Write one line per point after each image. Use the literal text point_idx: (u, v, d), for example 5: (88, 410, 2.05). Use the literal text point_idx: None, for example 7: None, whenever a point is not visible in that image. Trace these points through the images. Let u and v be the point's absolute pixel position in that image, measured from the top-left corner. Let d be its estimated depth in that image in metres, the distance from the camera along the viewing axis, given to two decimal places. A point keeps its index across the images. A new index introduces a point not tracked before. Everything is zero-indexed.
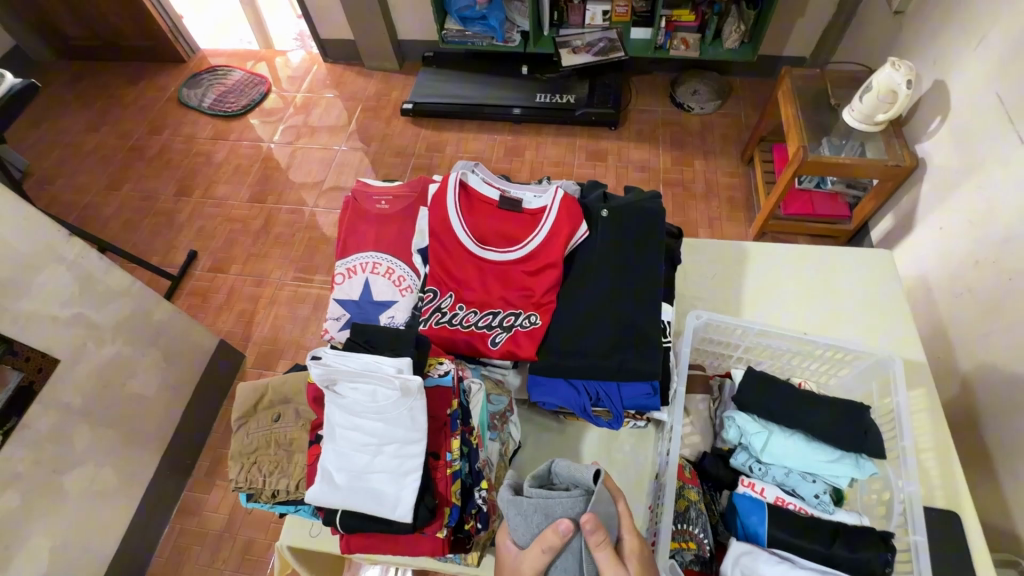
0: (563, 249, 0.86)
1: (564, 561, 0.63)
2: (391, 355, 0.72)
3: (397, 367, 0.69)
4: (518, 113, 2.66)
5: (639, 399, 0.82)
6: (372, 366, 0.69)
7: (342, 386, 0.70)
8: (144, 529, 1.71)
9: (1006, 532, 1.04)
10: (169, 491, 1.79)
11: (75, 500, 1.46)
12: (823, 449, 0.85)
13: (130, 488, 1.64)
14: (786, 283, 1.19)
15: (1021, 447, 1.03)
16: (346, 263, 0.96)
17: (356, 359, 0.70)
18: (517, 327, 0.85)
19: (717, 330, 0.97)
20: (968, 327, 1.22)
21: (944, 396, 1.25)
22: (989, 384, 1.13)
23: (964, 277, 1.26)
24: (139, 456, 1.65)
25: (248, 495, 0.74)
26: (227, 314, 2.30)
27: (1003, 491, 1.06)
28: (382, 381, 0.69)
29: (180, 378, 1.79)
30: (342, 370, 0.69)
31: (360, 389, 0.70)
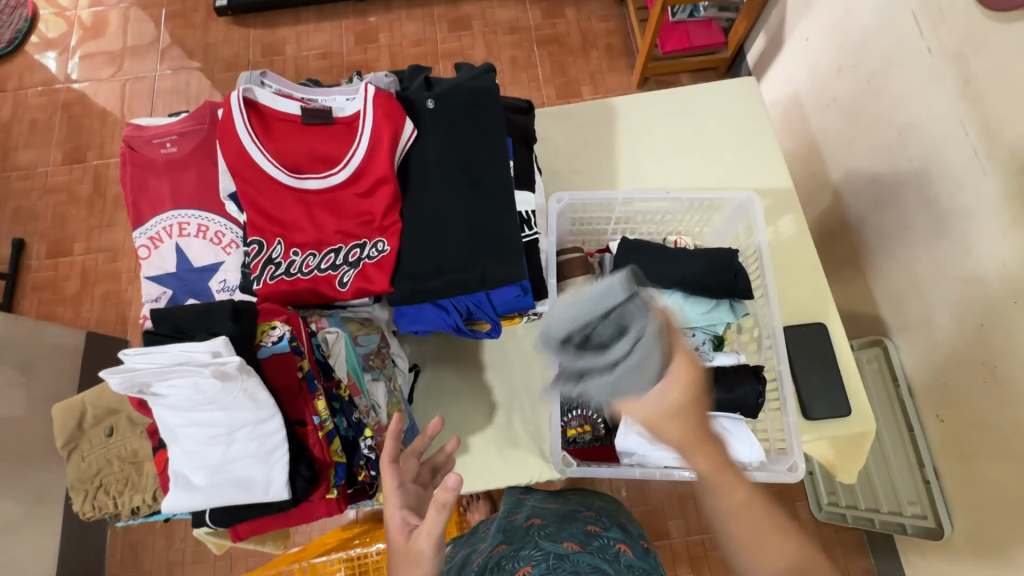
0: (392, 159, 0.73)
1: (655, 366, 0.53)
2: (206, 336, 0.61)
3: (209, 350, 0.58)
4: None
5: (511, 302, 0.77)
6: (177, 357, 0.58)
7: (155, 387, 0.59)
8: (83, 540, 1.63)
9: (871, 318, 1.15)
10: None
11: None
12: (699, 302, 0.85)
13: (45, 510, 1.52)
14: (657, 139, 1.14)
15: (883, 241, 1.10)
16: (146, 231, 0.80)
17: (157, 355, 0.58)
18: (364, 259, 0.75)
19: (586, 207, 0.92)
20: (834, 138, 1.23)
21: (819, 209, 1.31)
22: (855, 188, 1.17)
23: (830, 87, 1.23)
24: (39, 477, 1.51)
25: (106, 519, 0.67)
26: (91, 300, 2.01)
27: (869, 284, 1.15)
28: (199, 372, 0.59)
29: (53, 385, 1.59)
30: (144, 373, 0.58)
31: (178, 385, 0.59)
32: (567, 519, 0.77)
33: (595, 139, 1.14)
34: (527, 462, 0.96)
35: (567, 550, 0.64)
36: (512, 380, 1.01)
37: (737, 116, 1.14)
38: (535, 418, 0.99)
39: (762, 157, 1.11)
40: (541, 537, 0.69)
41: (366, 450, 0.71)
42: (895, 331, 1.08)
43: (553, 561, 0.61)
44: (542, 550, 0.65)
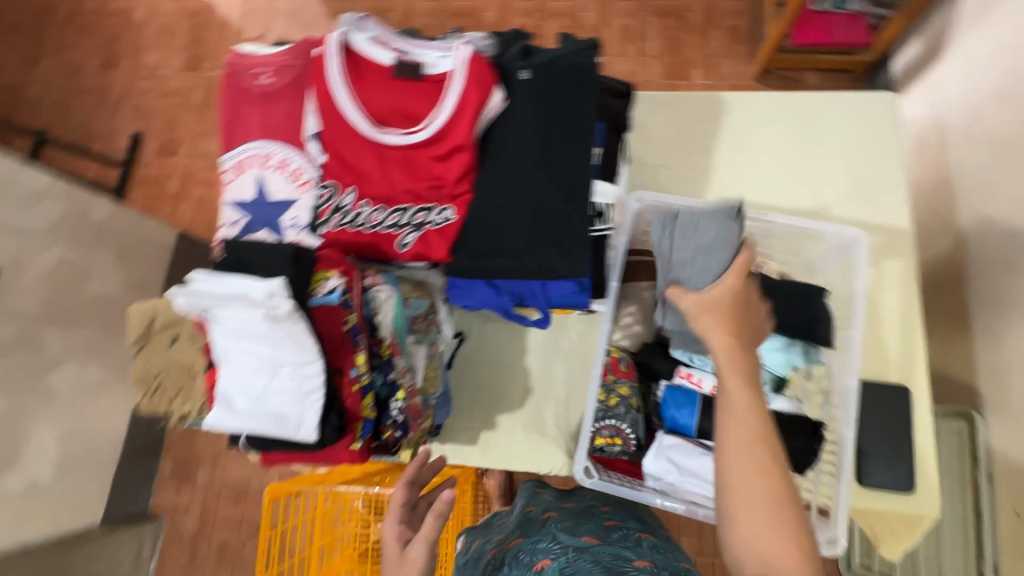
0: (474, 127, 0.70)
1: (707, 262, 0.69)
2: (263, 275, 0.63)
3: (265, 290, 0.61)
4: None
5: (566, 297, 0.75)
6: (238, 291, 0.61)
7: (215, 313, 0.63)
8: None
9: (965, 389, 1.02)
10: None
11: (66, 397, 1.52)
12: (769, 336, 0.76)
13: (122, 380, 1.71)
14: (762, 147, 1.03)
15: (1001, 307, 0.95)
16: (233, 156, 0.82)
17: (221, 284, 0.61)
18: (428, 224, 0.75)
19: (666, 212, 0.84)
20: (974, 178, 1.06)
21: (934, 254, 1.15)
22: (985, 240, 1.01)
23: (986, 116, 1.05)
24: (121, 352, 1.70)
25: (162, 415, 0.75)
26: (186, 201, 2.18)
27: (972, 351, 1.01)
28: (257, 306, 0.61)
29: (143, 273, 1.75)
30: (207, 300, 0.61)
31: (234, 316, 0.62)
32: (583, 514, 0.71)
33: (693, 135, 1.05)
34: (549, 452, 0.96)
35: (587, 543, 0.60)
36: (552, 369, 0.99)
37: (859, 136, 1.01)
38: (567, 412, 0.97)
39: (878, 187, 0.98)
40: (560, 528, 0.64)
41: (395, 411, 0.73)
42: (990, 408, 0.95)
43: (572, 555, 0.57)
44: (558, 541, 0.61)
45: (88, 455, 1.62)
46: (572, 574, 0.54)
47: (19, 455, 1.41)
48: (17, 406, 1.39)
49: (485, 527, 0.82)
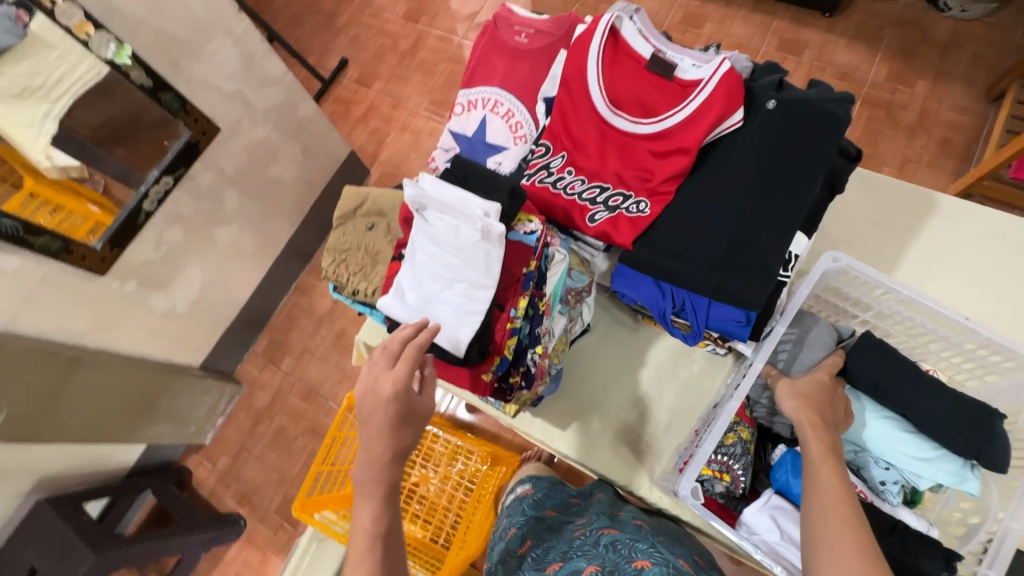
0: (704, 136, 0.73)
1: (809, 351, 0.78)
2: (482, 198, 0.69)
3: (486, 210, 0.67)
4: None
5: (727, 324, 0.74)
6: (462, 201, 0.68)
7: (430, 213, 0.70)
8: (269, 293, 2.05)
9: None
10: (291, 269, 2.10)
11: (220, 251, 1.74)
12: (920, 443, 0.73)
13: (262, 256, 1.93)
14: (964, 260, 0.95)
15: None
16: (469, 94, 0.91)
17: (450, 191, 0.69)
18: (622, 210, 0.78)
19: (854, 282, 0.80)
20: None
21: None
22: None
23: None
24: (271, 232, 1.91)
25: (334, 285, 0.82)
26: (363, 129, 2.41)
27: None
28: (467, 220, 0.68)
29: (313, 174, 1.96)
30: (433, 199, 0.69)
31: (447, 222, 0.70)
32: (673, 537, 0.74)
33: (893, 222, 0.99)
34: (632, 469, 0.96)
35: (685, 569, 0.63)
36: (661, 392, 0.99)
37: None
38: (661, 438, 0.96)
39: None
40: (658, 541, 0.69)
41: (530, 362, 0.77)
42: None
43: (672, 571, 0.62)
44: (660, 552, 0.66)
45: (215, 306, 1.84)
46: None
47: (171, 283, 1.63)
48: (187, 243, 1.62)
49: (556, 493, 0.94)
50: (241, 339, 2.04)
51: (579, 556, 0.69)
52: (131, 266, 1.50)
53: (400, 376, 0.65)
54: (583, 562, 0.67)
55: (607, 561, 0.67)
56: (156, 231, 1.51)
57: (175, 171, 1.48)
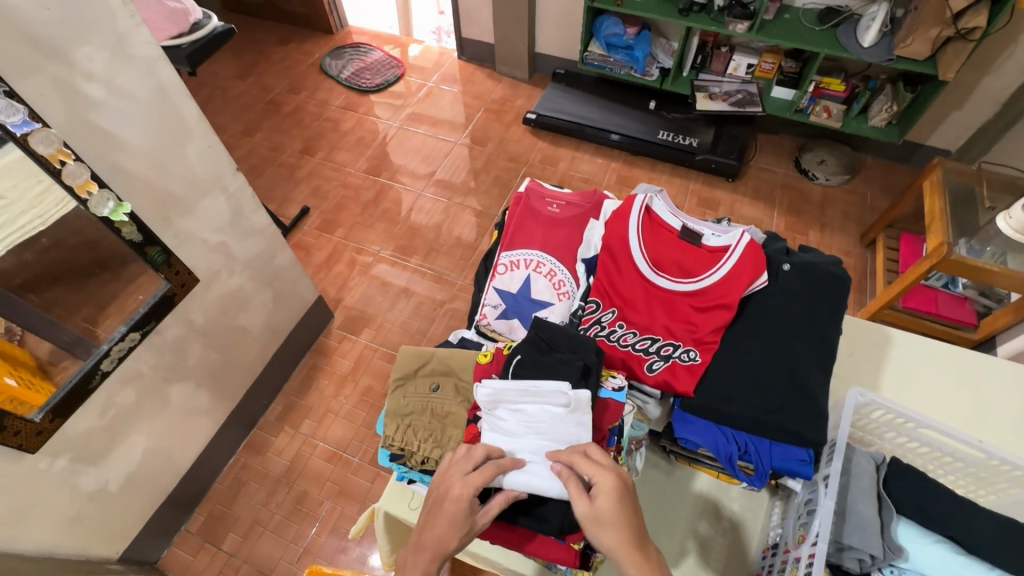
0: (741, 293, 0.84)
1: (858, 481, 0.84)
2: (572, 355, 0.74)
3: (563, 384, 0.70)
4: (613, 138, 2.71)
5: (791, 463, 0.79)
6: (536, 384, 0.70)
7: (504, 409, 0.72)
8: (215, 455, 1.80)
9: None
10: (243, 425, 1.89)
11: (172, 410, 1.54)
12: (976, 565, 0.79)
13: (216, 412, 1.73)
14: (930, 384, 1.12)
15: None
16: (511, 255, 0.99)
17: (520, 380, 0.72)
18: (675, 358, 0.85)
19: (874, 413, 0.91)
20: None
21: None
22: None
23: None
24: (230, 384, 1.74)
25: (396, 455, 0.76)
26: (324, 272, 2.41)
27: None
28: (549, 400, 0.70)
29: (280, 320, 1.88)
30: (508, 394, 0.71)
31: (526, 409, 0.71)
32: None
33: (865, 354, 1.16)
34: None
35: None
36: (712, 536, 0.97)
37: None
38: None
39: None
40: None
41: None
42: None
43: None
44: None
45: (154, 477, 1.57)
46: None
47: (108, 453, 1.39)
48: (138, 405, 1.42)
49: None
50: (173, 515, 1.71)
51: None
52: (67, 439, 1.27)
53: (469, 489, 0.64)
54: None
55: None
56: (106, 394, 1.33)
57: (143, 325, 1.35)
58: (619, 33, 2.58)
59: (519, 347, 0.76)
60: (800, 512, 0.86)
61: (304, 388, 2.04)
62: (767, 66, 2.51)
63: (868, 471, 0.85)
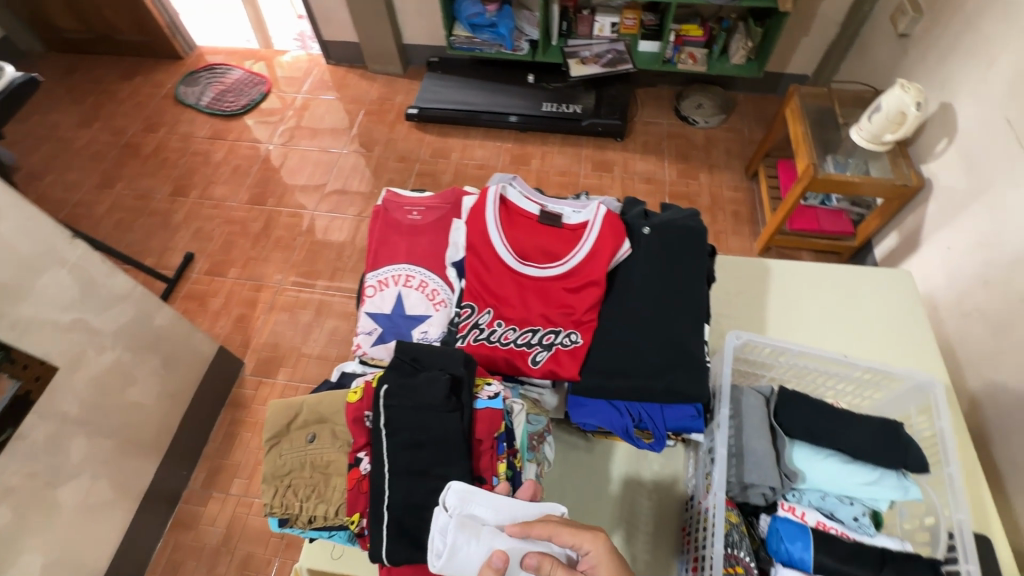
0: (606, 266, 0.84)
1: (750, 419, 0.87)
2: (439, 370, 0.71)
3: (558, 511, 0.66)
4: (515, 120, 2.66)
5: (683, 421, 0.81)
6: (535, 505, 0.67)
7: (475, 510, 0.64)
8: (137, 544, 1.65)
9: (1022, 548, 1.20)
10: (164, 503, 1.73)
11: (68, 514, 1.39)
12: (861, 470, 0.84)
13: (125, 499, 1.57)
14: (810, 308, 1.19)
15: None
16: (377, 275, 0.94)
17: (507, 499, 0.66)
18: (558, 345, 0.83)
19: (756, 350, 0.96)
20: (1006, 370, 1.33)
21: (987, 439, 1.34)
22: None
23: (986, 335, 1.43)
24: (134, 465, 1.59)
25: (281, 520, 0.71)
26: (225, 318, 2.24)
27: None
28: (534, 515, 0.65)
29: (180, 384, 1.73)
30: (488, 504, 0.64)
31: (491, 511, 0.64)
32: None
33: (748, 290, 1.21)
34: None
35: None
36: (636, 501, 0.99)
37: (892, 302, 1.19)
38: (657, 551, 0.94)
39: (914, 346, 1.13)
40: None
41: None
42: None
43: None
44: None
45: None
46: None
47: None
48: (20, 521, 1.26)
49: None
50: None
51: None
52: None
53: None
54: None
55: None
56: None
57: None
58: (480, 12, 2.53)
59: (386, 375, 0.71)
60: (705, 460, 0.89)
61: (226, 448, 1.90)
62: (629, 23, 2.56)
63: (757, 407, 0.89)
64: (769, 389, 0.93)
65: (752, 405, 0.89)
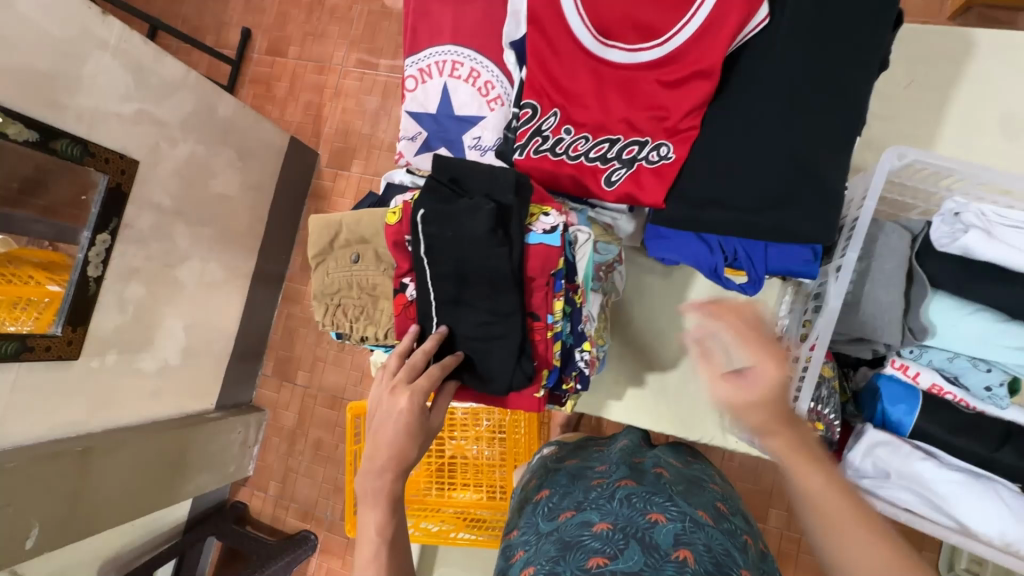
0: (727, 46, 0.59)
1: (882, 263, 0.69)
2: (482, 197, 0.58)
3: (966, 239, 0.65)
4: None
5: (791, 265, 0.65)
6: (879, 272, 0.69)
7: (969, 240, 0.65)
8: (252, 337, 1.48)
9: None
10: (260, 307, 1.48)
11: (170, 338, 1.21)
12: (1017, 332, 0.66)
13: (219, 322, 1.35)
14: (1019, 108, 0.83)
15: None
16: (417, 61, 0.74)
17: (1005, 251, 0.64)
18: (641, 161, 0.65)
19: (918, 173, 0.70)
20: None
21: None
22: None
23: None
24: (220, 282, 1.32)
25: (337, 334, 0.72)
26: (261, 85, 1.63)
27: None
28: (885, 282, 0.68)
29: (262, 177, 1.38)
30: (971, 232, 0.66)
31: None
32: (696, 484, 0.72)
33: (926, 80, 0.86)
34: (700, 418, 0.91)
35: (704, 519, 0.63)
36: None
37: None
38: None
39: None
40: (678, 492, 0.67)
41: (581, 363, 0.69)
42: None
43: (688, 525, 0.61)
44: (677, 505, 0.64)
45: (227, 390, 1.44)
46: (686, 544, 0.58)
47: (111, 409, 1.12)
48: (137, 323, 1.12)
49: (576, 486, 0.71)
50: (239, 385, 1.47)
51: (584, 550, 0.58)
52: (81, 386, 1.04)
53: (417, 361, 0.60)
54: (597, 545, 0.58)
55: (621, 516, 0.62)
56: (101, 333, 1.06)
57: (95, 252, 0.99)
58: None
59: (421, 200, 0.59)
60: (807, 305, 0.75)
61: None
62: None
63: (902, 249, 0.69)
64: (920, 222, 0.72)
65: (883, 248, 0.69)
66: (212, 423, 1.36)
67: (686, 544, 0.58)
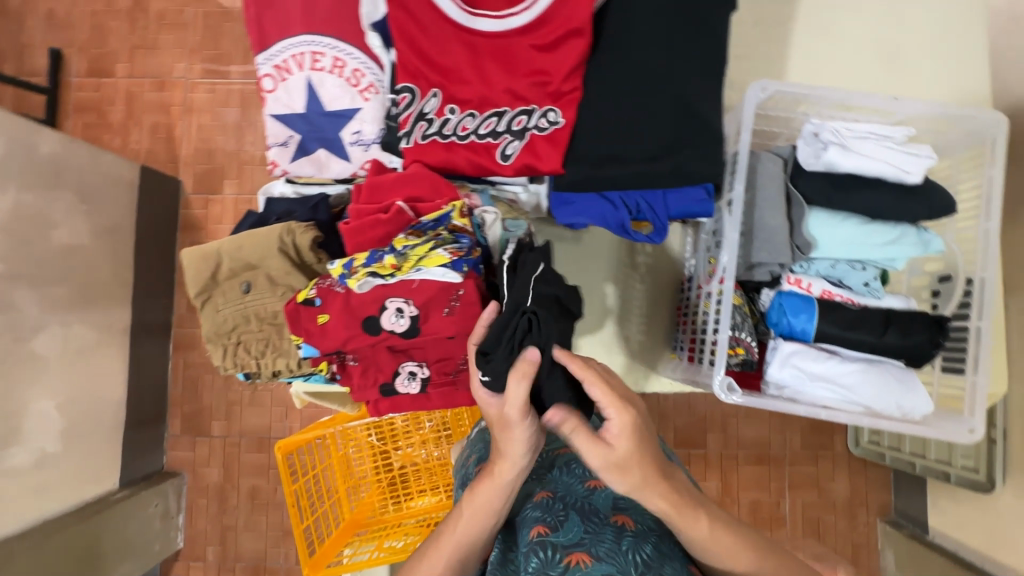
0: (591, 5, 0.60)
1: (765, 190, 0.74)
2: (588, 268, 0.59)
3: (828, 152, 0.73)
4: None
5: (689, 207, 0.67)
6: (763, 199, 0.74)
7: (830, 153, 0.72)
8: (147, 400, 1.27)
9: None
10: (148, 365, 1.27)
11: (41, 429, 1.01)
12: (882, 230, 0.74)
13: (102, 395, 1.14)
14: (847, 32, 0.93)
15: None
16: (271, 57, 0.66)
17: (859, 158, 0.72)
18: (532, 130, 0.63)
19: (779, 102, 0.77)
20: None
21: None
22: None
23: None
24: (91, 349, 1.11)
25: (245, 376, 0.64)
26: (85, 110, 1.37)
27: None
28: (771, 207, 0.74)
29: (115, 217, 1.17)
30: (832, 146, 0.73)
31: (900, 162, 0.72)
32: None
33: (772, 19, 0.93)
34: (635, 369, 0.94)
35: None
36: (632, 287, 0.94)
37: (946, 16, 0.91)
38: (652, 332, 0.94)
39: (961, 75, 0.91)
40: None
41: None
42: None
43: (624, 487, 0.64)
44: None
45: (130, 463, 1.22)
46: (625, 507, 0.62)
47: None
48: None
49: None
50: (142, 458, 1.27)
51: (528, 522, 0.60)
52: None
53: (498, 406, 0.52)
54: (539, 514, 0.60)
55: (561, 485, 0.65)
56: None
57: None
58: None
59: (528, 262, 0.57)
60: (709, 244, 0.79)
61: None
62: None
63: (778, 174, 0.75)
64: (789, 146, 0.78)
65: (763, 176, 0.75)
66: (118, 508, 1.16)
67: (623, 508, 0.61)
